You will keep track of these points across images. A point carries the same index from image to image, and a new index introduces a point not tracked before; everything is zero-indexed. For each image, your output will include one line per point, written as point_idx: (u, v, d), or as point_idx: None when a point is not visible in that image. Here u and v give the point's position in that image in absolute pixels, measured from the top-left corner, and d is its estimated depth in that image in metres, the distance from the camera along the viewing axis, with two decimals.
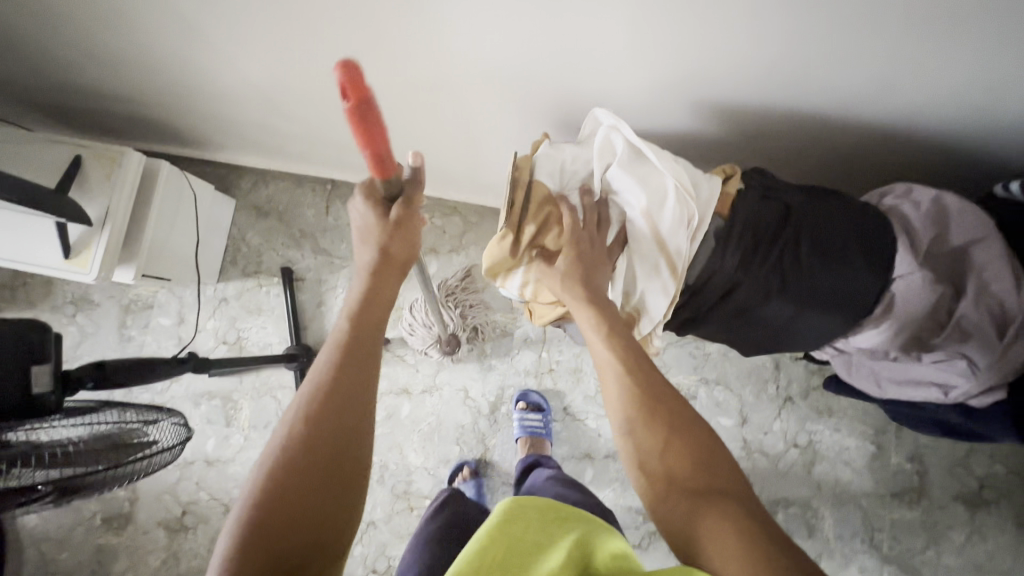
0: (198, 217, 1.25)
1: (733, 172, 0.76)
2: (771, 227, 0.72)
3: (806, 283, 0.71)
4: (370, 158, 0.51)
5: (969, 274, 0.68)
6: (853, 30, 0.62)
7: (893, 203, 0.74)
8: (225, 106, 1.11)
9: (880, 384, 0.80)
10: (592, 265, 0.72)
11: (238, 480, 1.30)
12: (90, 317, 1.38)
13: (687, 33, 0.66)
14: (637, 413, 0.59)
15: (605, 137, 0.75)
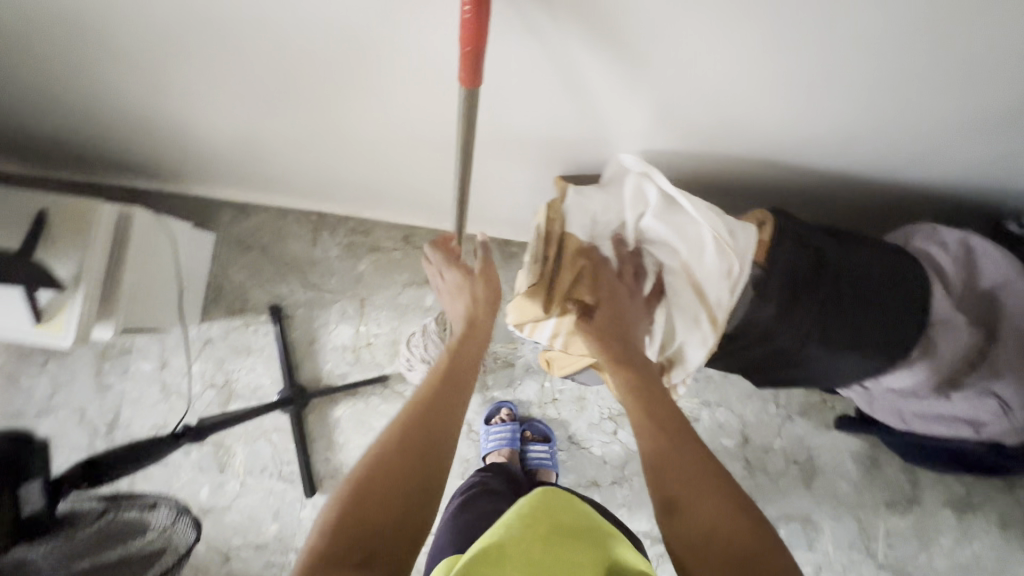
0: (177, 259, 1.17)
1: (767, 218, 0.73)
2: (807, 275, 0.70)
3: (845, 330, 0.70)
4: (466, 57, 0.47)
5: (1001, 318, 0.70)
6: (880, 96, 0.60)
7: (922, 245, 0.74)
8: (202, 144, 1.04)
9: (906, 420, 0.79)
10: (628, 323, 0.70)
11: (236, 528, 1.26)
12: (63, 365, 1.30)
13: (730, 99, 0.63)
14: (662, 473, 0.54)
15: (634, 186, 0.73)
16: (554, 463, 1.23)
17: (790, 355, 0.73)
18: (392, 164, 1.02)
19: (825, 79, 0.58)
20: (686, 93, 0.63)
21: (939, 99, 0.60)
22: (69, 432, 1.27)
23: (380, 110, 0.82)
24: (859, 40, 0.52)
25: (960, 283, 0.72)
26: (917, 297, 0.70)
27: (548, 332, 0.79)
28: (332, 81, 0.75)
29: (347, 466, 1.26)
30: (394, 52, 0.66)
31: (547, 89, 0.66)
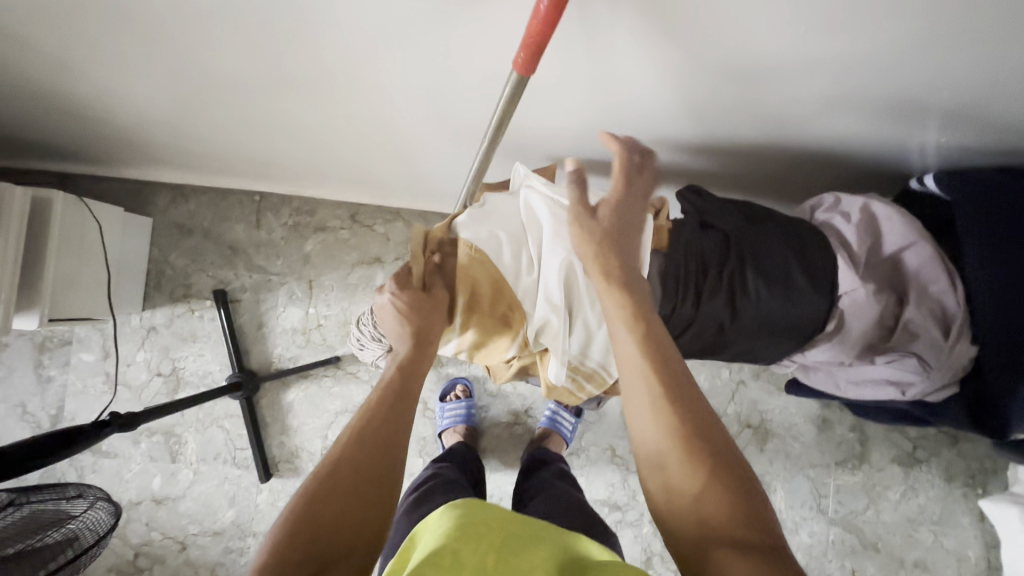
0: (108, 246, 1.13)
1: (664, 203, 0.72)
2: (716, 255, 0.71)
3: (757, 312, 0.70)
4: (525, 46, 0.49)
5: (908, 283, 0.70)
6: (785, 60, 0.59)
7: (825, 217, 0.76)
8: (119, 125, 0.99)
9: (840, 385, 0.80)
10: (626, 222, 0.60)
11: (191, 516, 1.25)
12: (0, 360, 1.26)
13: (711, 84, 0.64)
14: (672, 442, 0.48)
15: (528, 196, 0.67)
16: (571, 435, 1.22)
17: (708, 345, 0.74)
18: (323, 139, 0.98)
19: (733, 47, 0.57)
20: (612, 61, 0.61)
21: (848, 65, 0.59)
22: (11, 427, 1.24)
23: (301, 91, 0.80)
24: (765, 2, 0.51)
25: (865, 250, 0.71)
26: (824, 275, 0.69)
27: (452, 346, 0.72)
28: (231, 54, 0.71)
29: (302, 450, 1.25)
30: (287, 21, 0.62)
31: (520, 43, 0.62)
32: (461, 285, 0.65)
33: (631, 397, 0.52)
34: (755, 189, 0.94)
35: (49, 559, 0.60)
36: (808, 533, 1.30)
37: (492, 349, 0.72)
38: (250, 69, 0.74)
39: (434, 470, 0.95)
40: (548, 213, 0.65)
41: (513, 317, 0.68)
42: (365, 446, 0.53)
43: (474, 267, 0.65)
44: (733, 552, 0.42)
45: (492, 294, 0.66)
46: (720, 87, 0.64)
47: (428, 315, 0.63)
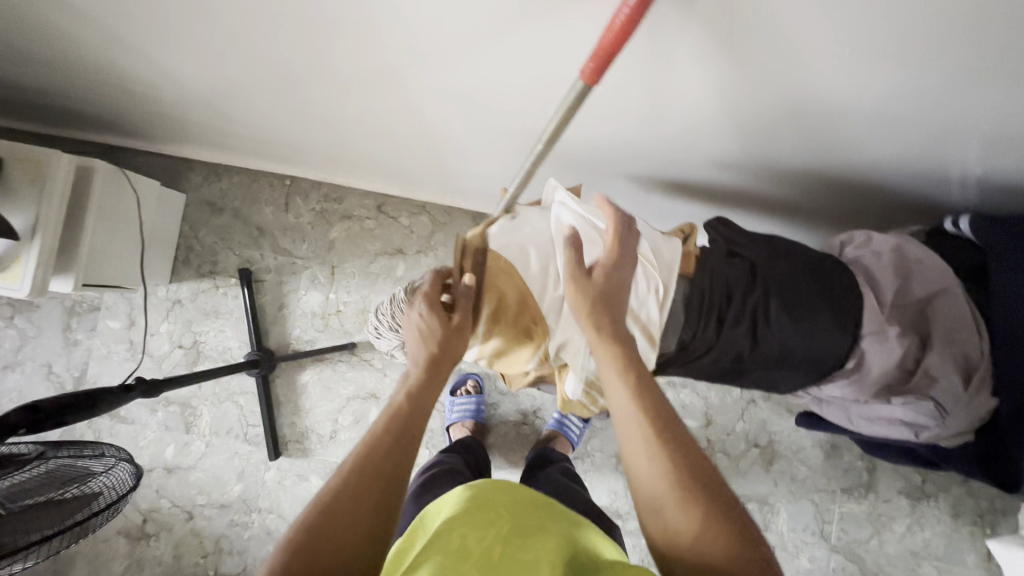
0: (144, 217, 1.16)
1: (692, 230, 0.75)
2: (741, 285, 0.71)
3: (778, 344, 0.70)
4: (595, 63, 0.48)
5: (934, 328, 0.69)
6: (824, 84, 0.59)
7: (854, 254, 0.74)
8: (162, 102, 1.02)
9: (851, 420, 0.80)
10: (618, 285, 0.64)
11: (200, 487, 1.28)
12: (31, 320, 1.30)
13: (748, 102, 0.64)
14: (670, 491, 0.49)
15: (557, 214, 0.70)
16: (577, 439, 1.22)
17: (724, 371, 0.75)
18: (359, 130, 1.00)
19: (778, 66, 0.57)
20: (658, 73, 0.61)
21: (894, 93, 0.59)
22: (36, 386, 1.28)
23: (344, 82, 0.82)
24: (815, 29, 0.51)
25: (893, 292, 0.70)
26: (851, 312, 0.68)
27: (474, 352, 0.73)
28: (277, 40, 0.73)
29: (312, 432, 1.27)
30: (338, 14, 0.64)
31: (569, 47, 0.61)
32: (489, 296, 0.67)
33: (631, 459, 0.53)
34: (781, 209, 0.95)
35: (64, 516, 0.62)
36: (808, 558, 1.29)
37: (514, 358, 0.73)
38: (296, 57, 0.77)
39: (441, 457, 0.98)
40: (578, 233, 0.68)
41: (536, 332, 0.69)
42: (369, 472, 0.52)
43: (501, 275, 0.66)
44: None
45: (518, 307, 0.67)
46: (758, 103, 0.64)
47: (454, 332, 0.65)
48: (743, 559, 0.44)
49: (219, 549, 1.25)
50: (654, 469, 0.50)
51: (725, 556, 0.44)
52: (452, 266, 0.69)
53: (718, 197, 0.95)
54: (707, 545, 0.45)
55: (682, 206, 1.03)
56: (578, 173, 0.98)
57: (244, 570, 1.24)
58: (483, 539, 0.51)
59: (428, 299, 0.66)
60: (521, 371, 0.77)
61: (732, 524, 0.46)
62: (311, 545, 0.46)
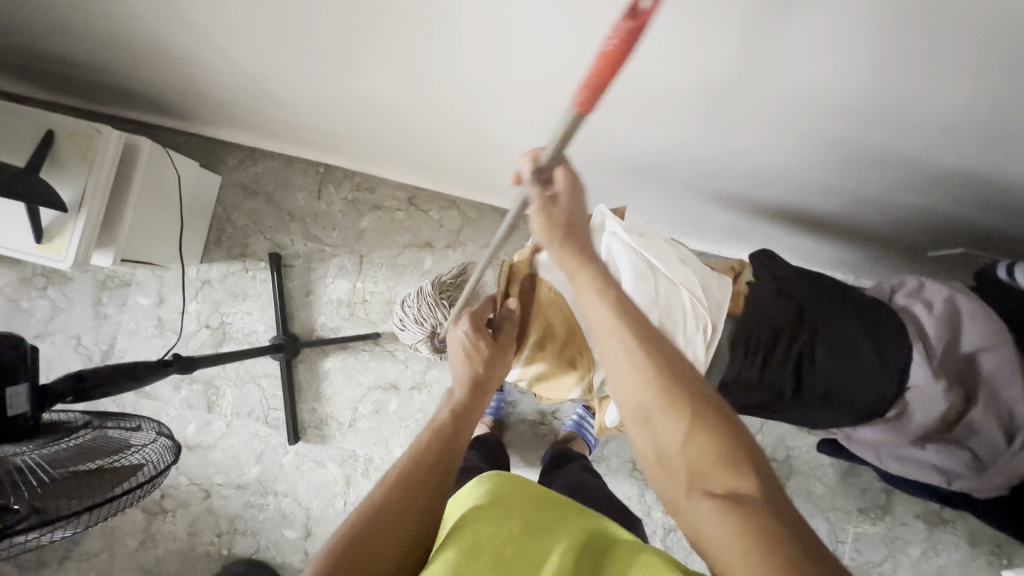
0: (181, 196, 1.18)
1: (741, 268, 0.80)
2: (789, 328, 0.72)
3: (820, 385, 0.72)
4: (585, 88, 0.42)
5: (980, 384, 0.67)
6: (882, 104, 0.59)
7: (905, 301, 0.72)
8: (206, 86, 1.03)
9: (880, 457, 0.79)
10: (576, 220, 0.60)
11: (218, 466, 1.29)
12: (63, 292, 1.33)
13: (800, 114, 0.65)
14: (658, 404, 0.52)
15: (609, 244, 0.76)
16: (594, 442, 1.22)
17: (762, 407, 0.77)
18: (400, 123, 1.00)
19: (841, 80, 0.57)
20: (723, 81, 0.61)
21: (952, 119, 0.59)
22: (64, 357, 1.30)
23: (393, 76, 0.82)
24: (892, 52, 0.51)
25: (942, 345, 0.68)
26: (899, 361, 0.68)
27: (516, 373, 0.80)
28: (332, 33, 0.73)
29: (332, 419, 1.28)
30: (398, 9, 0.65)
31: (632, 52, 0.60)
32: (536, 326, 0.74)
33: (616, 375, 0.56)
34: (820, 222, 0.94)
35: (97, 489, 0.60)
36: None
37: (557, 385, 0.79)
38: (348, 50, 0.77)
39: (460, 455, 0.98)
40: (632, 266, 0.73)
41: (578, 362, 0.75)
42: (418, 478, 0.56)
43: (548, 306, 0.73)
44: (716, 502, 0.47)
45: (564, 336, 0.74)
46: (813, 117, 0.64)
47: (497, 353, 0.73)
48: (729, 461, 0.48)
49: (234, 529, 1.27)
50: (640, 385, 0.53)
51: (714, 461, 0.49)
52: (497, 293, 0.76)
53: (757, 207, 0.95)
54: (695, 452, 0.50)
55: (718, 214, 1.02)
56: (617, 176, 0.98)
57: (258, 550, 1.26)
58: (495, 535, 0.50)
59: (475, 318, 0.74)
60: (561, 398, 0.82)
61: (719, 434, 0.50)
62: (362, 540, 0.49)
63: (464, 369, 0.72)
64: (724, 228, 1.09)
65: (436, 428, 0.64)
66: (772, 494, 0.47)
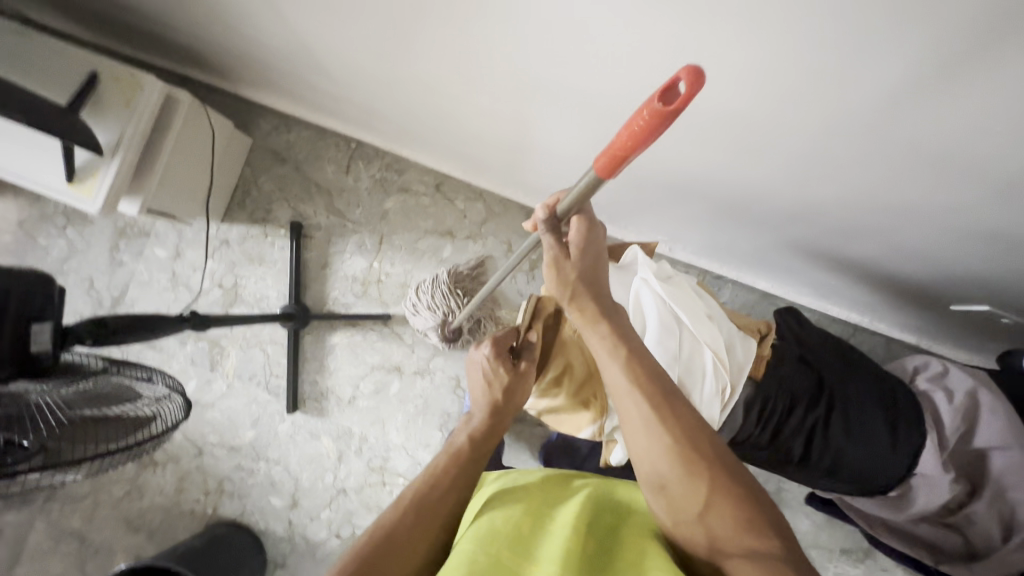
0: (214, 153, 1.18)
1: (768, 331, 0.74)
2: (807, 396, 0.70)
3: (829, 458, 0.70)
4: (609, 158, 0.46)
5: (988, 480, 0.66)
6: (934, 158, 0.59)
7: (927, 387, 0.72)
8: (252, 48, 1.02)
9: (873, 527, 0.83)
10: (592, 273, 0.60)
11: (214, 426, 1.30)
12: (82, 234, 1.33)
13: (849, 153, 0.64)
14: (674, 470, 0.53)
15: (638, 289, 0.72)
16: None
17: (767, 465, 0.77)
18: (444, 110, 0.99)
19: (896, 126, 0.56)
20: (767, 107, 0.61)
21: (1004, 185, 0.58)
22: (76, 299, 1.31)
23: (444, 62, 0.81)
24: (974, 113, 0.50)
25: (954, 436, 0.67)
26: (913, 444, 0.67)
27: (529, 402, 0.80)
28: (391, 13, 0.73)
29: (332, 393, 1.29)
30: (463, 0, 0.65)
31: (720, 80, 0.59)
32: (557, 361, 0.75)
33: (634, 438, 0.57)
34: (848, 263, 0.94)
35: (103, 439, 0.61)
36: None
37: (571, 420, 0.78)
38: (405, 32, 0.77)
39: None
40: (657, 319, 0.69)
41: (594, 404, 0.75)
42: (427, 508, 0.56)
43: (569, 345, 0.75)
44: (738, 561, 0.47)
45: (583, 377, 0.75)
46: (862, 158, 0.64)
47: (517, 381, 0.71)
48: (750, 527, 0.49)
49: (222, 490, 1.28)
50: (656, 451, 0.54)
51: (735, 528, 0.49)
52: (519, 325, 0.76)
53: (787, 240, 0.95)
54: (715, 521, 0.50)
55: (746, 240, 1.02)
56: (651, 191, 0.98)
57: (244, 514, 1.27)
58: (507, 517, 0.52)
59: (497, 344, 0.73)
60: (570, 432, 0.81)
61: (738, 502, 0.50)
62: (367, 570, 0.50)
63: (482, 392, 0.71)
64: (749, 255, 1.09)
65: (454, 453, 0.63)
66: (794, 557, 0.47)
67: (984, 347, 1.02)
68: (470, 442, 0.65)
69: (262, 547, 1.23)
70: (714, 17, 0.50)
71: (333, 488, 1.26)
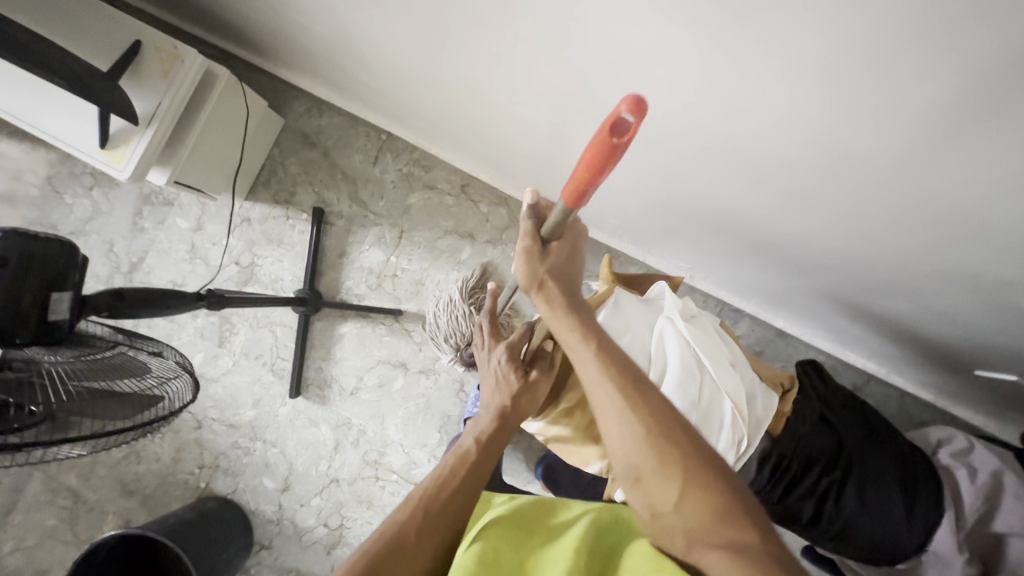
0: (246, 131, 1.18)
1: (790, 386, 0.74)
2: (823, 458, 0.70)
3: (837, 524, 0.69)
4: (581, 182, 0.45)
5: (1005, 568, 0.64)
6: (982, 224, 0.56)
7: (948, 462, 0.71)
8: (295, 31, 1.02)
9: None
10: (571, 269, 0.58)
11: (215, 401, 1.30)
12: (107, 196, 1.34)
13: (892, 207, 0.62)
14: (649, 462, 0.50)
15: (663, 327, 0.71)
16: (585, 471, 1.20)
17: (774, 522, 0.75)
18: (480, 115, 0.98)
19: (945, 186, 0.54)
20: (809, 149, 0.59)
21: None
22: (94, 260, 1.32)
23: (486, 68, 0.80)
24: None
25: (971, 516, 0.66)
26: (924, 518, 0.67)
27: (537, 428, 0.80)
28: (439, 14, 0.72)
29: (336, 381, 1.28)
30: (514, 12, 0.64)
31: (770, 125, 0.59)
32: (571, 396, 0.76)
33: (609, 430, 0.54)
34: (874, 315, 0.91)
35: (112, 415, 0.60)
36: None
37: (577, 453, 0.77)
38: (451, 34, 0.76)
39: None
40: (680, 359, 0.68)
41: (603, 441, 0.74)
42: (433, 509, 0.55)
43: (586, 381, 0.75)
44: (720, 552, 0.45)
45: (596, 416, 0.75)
46: (902, 215, 0.62)
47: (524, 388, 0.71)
48: (729, 515, 0.47)
49: (216, 465, 1.28)
50: (628, 441, 0.52)
51: (709, 518, 0.47)
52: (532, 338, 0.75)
53: (813, 285, 0.93)
54: (692, 508, 0.48)
55: (770, 279, 1.00)
56: (681, 220, 0.96)
57: (235, 491, 1.28)
58: (514, 551, 0.51)
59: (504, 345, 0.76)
60: (577, 463, 0.79)
61: (717, 488, 0.48)
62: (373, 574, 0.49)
63: (494, 399, 0.71)
64: (772, 293, 1.07)
65: (460, 454, 0.64)
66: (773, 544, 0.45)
67: (1005, 415, 0.99)
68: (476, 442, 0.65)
69: (250, 526, 1.23)
70: (774, 67, 0.50)
71: (326, 476, 1.26)
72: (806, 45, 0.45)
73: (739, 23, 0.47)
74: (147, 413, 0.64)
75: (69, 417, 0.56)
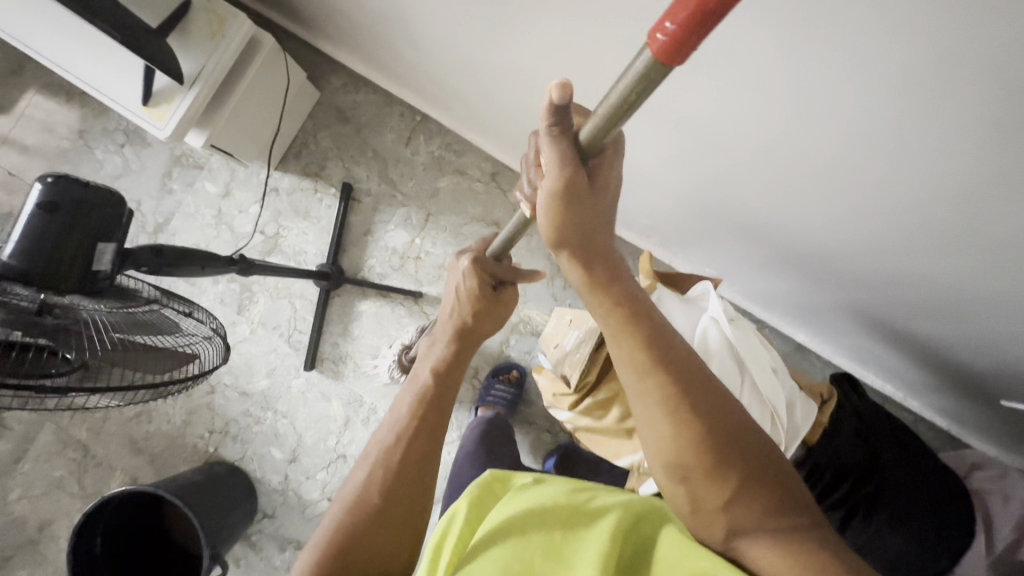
0: (283, 100, 1.18)
1: (829, 397, 0.75)
2: (856, 472, 0.71)
3: (863, 539, 0.70)
4: (693, 20, 0.27)
5: None
6: None
7: (983, 485, 0.73)
8: (343, 3, 1.01)
9: None
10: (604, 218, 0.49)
11: (229, 367, 1.31)
12: (138, 154, 1.34)
13: (940, 227, 0.60)
14: (698, 461, 0.48)
15: (705, 325, 0.74)
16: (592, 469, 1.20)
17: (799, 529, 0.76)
18: (522, 103, 0.97)
19: (1001, 208, 0.52)
20: (855, 157, 0.57)
21: None
22: None
23: (535, 55, 0.79)
24: None
25: (1000, 542, 0.66)
26: (952, 540, 0.67)
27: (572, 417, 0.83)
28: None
29: (351, 358, 1.29)
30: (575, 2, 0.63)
31: (827, 127, 0.56)
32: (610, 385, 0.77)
33: (648, 423, 0.50)
34: (903, 336, 0.91)
35: (145, 369, 0.59)
36: None
37: (612, 445, 0.79)
38: (506, 19, 0.75)
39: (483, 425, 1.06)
40: (720, 360, 0.71)
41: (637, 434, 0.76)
42: (407, 477, 0.56)
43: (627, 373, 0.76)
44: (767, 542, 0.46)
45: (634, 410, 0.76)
46: (950, 235, 0.60)
47: (491, 308, 0.66)
48: (776, 512, 0.47)
49: (226, 432, 1.29)
50: (679, 440, 0.48)
51: (762, 517, 0.46)
52: (499, 269, 0.67)
53: (844, 301, 0.92)
54: (740, 509, 0.47)
55: (799, 291, 0.99)
56: (715, 226, 0.96)
57: (242, 459, 1.28)
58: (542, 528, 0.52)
59: (481, 266, 0.66)
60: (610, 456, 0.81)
61: (764, 483, 0.48)
62: (351, 543, 0.52)
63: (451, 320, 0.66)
64: (798, 306, 1.06)
65: (420, 392, 0.62)
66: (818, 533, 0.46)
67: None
68: (436, 375, 0.63)
69: (255, 493, 1.23)
70: (831, 68, 0.48)
71: (334, 452, 1.26)
72: (872, 52, 0.44)
73: (831, 24, 0.44)
74: (177, 372, 0.64)
75: (103, 367, 0.54)
